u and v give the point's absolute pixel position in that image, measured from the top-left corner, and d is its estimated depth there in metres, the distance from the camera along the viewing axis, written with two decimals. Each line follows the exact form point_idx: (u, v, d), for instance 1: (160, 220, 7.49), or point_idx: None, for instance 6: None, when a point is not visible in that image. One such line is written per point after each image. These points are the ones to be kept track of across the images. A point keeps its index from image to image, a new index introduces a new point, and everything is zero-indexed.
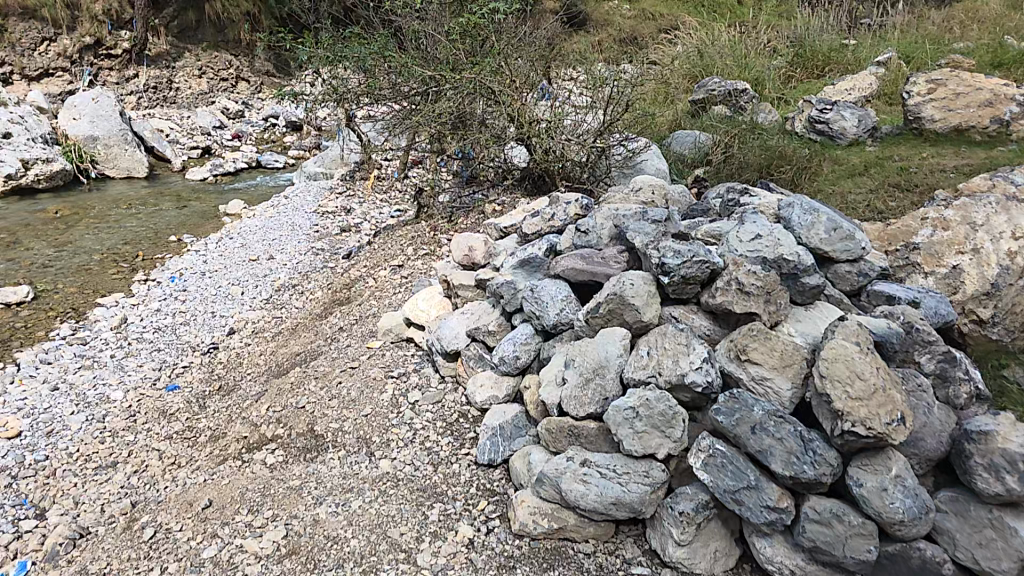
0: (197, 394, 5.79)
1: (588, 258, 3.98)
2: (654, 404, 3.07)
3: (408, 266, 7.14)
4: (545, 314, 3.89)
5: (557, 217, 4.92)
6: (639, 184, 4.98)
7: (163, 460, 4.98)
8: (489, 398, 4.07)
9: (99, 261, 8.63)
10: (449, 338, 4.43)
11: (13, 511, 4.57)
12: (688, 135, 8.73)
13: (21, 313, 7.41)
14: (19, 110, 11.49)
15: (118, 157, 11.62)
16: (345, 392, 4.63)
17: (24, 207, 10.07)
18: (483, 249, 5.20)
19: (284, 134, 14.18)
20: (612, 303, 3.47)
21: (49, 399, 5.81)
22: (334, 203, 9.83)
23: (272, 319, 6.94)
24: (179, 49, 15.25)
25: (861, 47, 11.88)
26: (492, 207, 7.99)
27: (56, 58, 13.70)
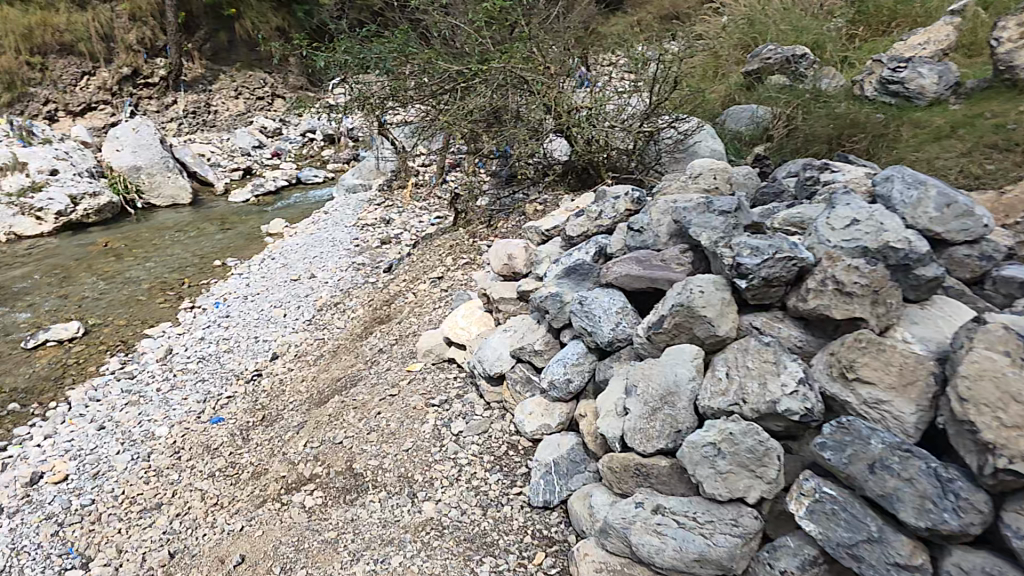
0: (241, 426, 5.44)
1: (645, 262, 3.42)
2: (741, 440, 2.51)
3: (449, 278, 6.74)
4: (598, 330, 3.37)
5: (604, 215, 4.38)
6: (700, 167, 4.35)
7: (206, 501, 4.51)
8: (541, 428, 3.57)
9: (148, 291, 8.57)
10: (492, 361, 3.97)
11: (58, 561, 4.19)
12: (745, 109, 7.95)
13: (73, 348, 7.27)
14: (65, 146, 11.69)
15: (163, 185, 11.72)
16: (384, 424, 4.21)
17: (75, 241, 10.15)
18: (524, 257, 4.72)
19: (323, 148, 14.12)
20: (679, 317, 2.91)
21: (97, 438, 5.46)
22: (373, 214, 9.56)
23: (313, 340, 6.65)
24: (217, 72, 15.63)
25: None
26: (533, 207, 7.49)
27: (97, 91, 13.97)
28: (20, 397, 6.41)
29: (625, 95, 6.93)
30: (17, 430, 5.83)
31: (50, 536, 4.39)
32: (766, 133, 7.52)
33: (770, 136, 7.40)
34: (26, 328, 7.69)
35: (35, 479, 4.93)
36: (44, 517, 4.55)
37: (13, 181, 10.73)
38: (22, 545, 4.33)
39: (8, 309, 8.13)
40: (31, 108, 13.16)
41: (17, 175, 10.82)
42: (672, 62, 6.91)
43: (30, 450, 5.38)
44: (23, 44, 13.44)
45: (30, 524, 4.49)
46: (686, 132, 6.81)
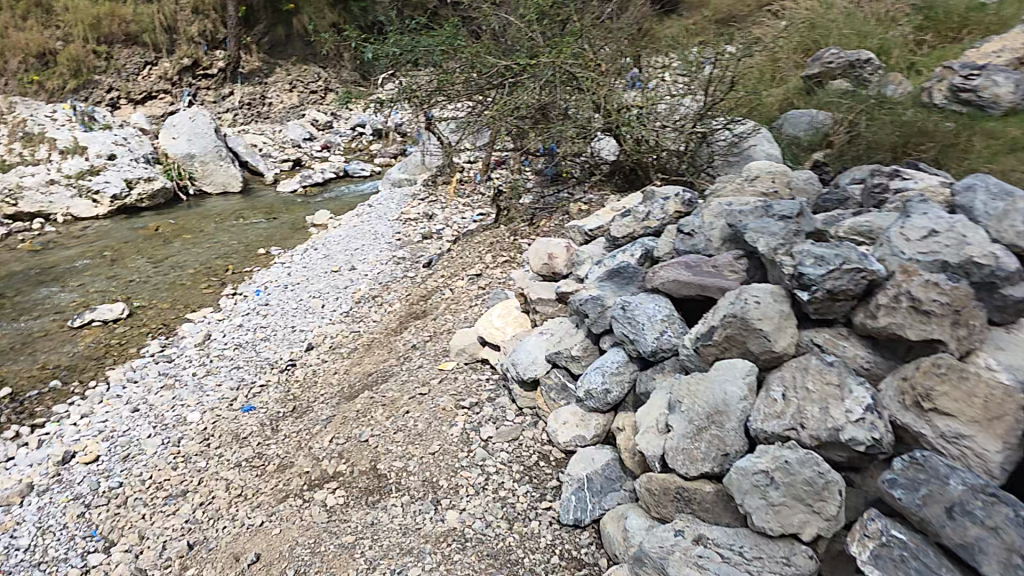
0: (271, 416, 5.38)
1: (695, 267, 3.18)
2: (797, 470, 2.25)
3: (487, 276, 6.57)
4: (640, 338, 3.13)
5: (653, 216, 4.14)
6: (757, 169, 4.10)
7: (230, 491, 4.45)
8: (575, 439, 3.36)
9: (192, 276, 8.68)
10: (526, 365, 3.77)
11: (82, 543, 4.22)
12: (803, 114, 7.53)
13: (117, 329, 7.39)
14: (123, 133, 12.05)
15: (215, 173, 11.89)
16: (411, 424, 4.06)
17: (127, 225, 10.39)
18: (565, 257, 4.53)
19: (371, 142, 14.20)
20: (731, 329, 2.65)
21: (130, 420, 5.51)
22: (416, 209, 9.49)
23: (349, 333, 6.57)
24: (272, 64, 15.91)
25: (1003, 6, 9.90)
26: (578, 206, 7.27)
27: (158, 80, 14.37)
28: (63, 374, 6.56)
29: (680, 95, 6.63)
30: (58, 407, 5.94)
31: (75, 517, 4.43)
32: (827, 139, 7.11)
33: (831, 142, 7.00)
34: (74, 307, 7.88)
35: (67, 458, 5.04)
36: (72, 497, 4.62)
37: (72, 164, 11.08)
38: (48, 523, 4.40)
39: (59, 288, 8.36)
40: (94, 94, 13.65)
41: (76, 159, 11.18)
42: (731, 61, 6.59)
43: (68, 429, 5.49)
44: (89, 33, 13.89)
45: (58, 504, 4.56)
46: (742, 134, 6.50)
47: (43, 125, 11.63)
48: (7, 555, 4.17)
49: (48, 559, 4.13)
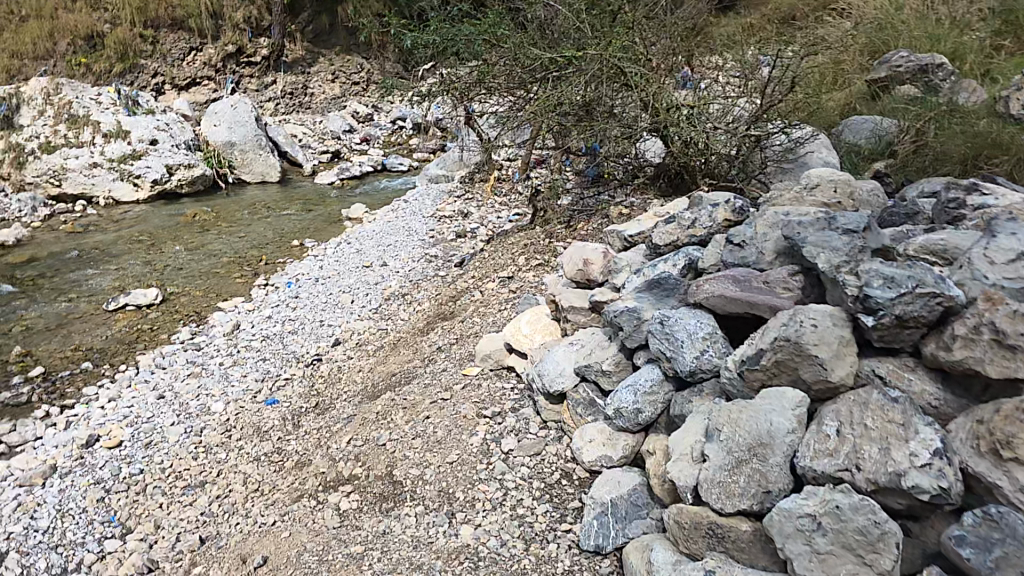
0: (294, 410, 5.30)
1: (744, 283, 2.98)
2: (849, 517, 2.00)
3: (519, 279, 6.38)
4: (679, 356, 2.95)
5: (699, 224, 3.91)
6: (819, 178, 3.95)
7: (247, 486, 4.34)
8: (601, 459, 3.16)
9: (226, 264, 8.72)
10: (553, 375, 3.58)
11: (100, 529, 4.11)
12: (863, 121, 7.19)
13: (149, 314, 7.44)
14: (166, 118, 12.20)
15: (254, 162, 12.03)
16: (431, 430, 3.90)
17: (168, 211, 10.54)
18: (601, 262, 4.32)
19: (412, 137, 14.26)
20: (781, 353, 2.44)
21: (155, 407, 5.49)
22: (452, 206, 9.40)
23: (376, 330, 6.47)
24: (317, 55, 16.07)
25: None
26: (618, 210, 7.03)
27: (202, 67, 14.65)
28: (95, 357, 6.62)
29: (733, 98, 6.40)
30: (87, 389, 5.98)
31: (96, 501, 4.34)
32: (888, 150, 6.71)
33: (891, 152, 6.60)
34: (110, 290, 7.98)
35: (92, 441, 5.00)
36: (93, 482, 4.54)
37: (115, 147, 11.28)
38: (69, 506, 4.31)
39: (97, 270, 8.49)
40: (140, 79, 13.98)
41: (119, 142, 11.36)
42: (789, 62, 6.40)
43: (94, 412, 5.51)
44: (136, 17, 14.16)
45: (78, 487, 4.48)
46: (799, 140, 6.32)
47: (89, 107, 11.76)
48: (25, 536, 4.06)
49: (65, 542, 4.03)
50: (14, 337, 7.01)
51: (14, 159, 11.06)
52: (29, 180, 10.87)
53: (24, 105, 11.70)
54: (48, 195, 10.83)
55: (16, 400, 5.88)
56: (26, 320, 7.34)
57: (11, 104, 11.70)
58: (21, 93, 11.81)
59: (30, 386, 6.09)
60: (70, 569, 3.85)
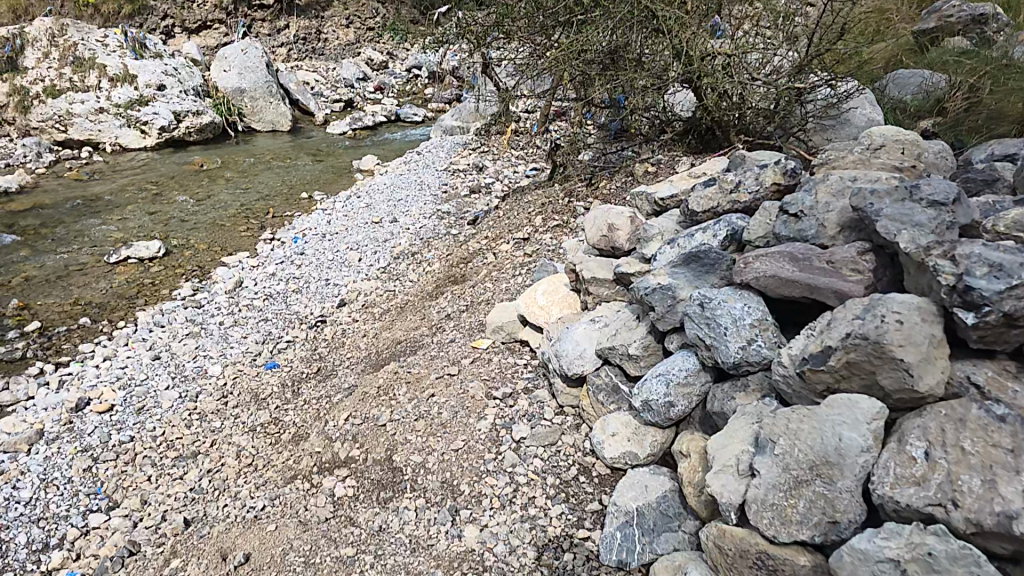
0: (294, 376, 4.97)
1: (802, 261, 2.53)
2: (945, 568, 1.60)
3: (535, 240, 5.92)
4: (721, 345, 2.55)
5: (743, 188, 3.43)
6: (877, 137, 3.64)
7: (239, 460, 4.02)
8: (624, 456, 2.79)
9: (232, 216, 8.34)
10: (572, 358, 3.21)
11: (85, 500, 3.83)
12: (912, 75, 6.59)
13: (151, 268, 7.12)
14: (174, 63, 11.77)
15: (265, 110, 11.60)
16: (436, 412, 3.55)
17: (174, 159, 10.13)
18: (627, 230, 3.87)
19: (426, 87, 13.74)
20: (855, 354, 2.04)
21: (149, 368, 5.20)
22: (467, 159, 8.94)
23: (384, 291, 6.10)
24: (329, 0, 15.53)
25: None
26: (644, 166, 6.46)
27: (213, 9, 14.04)
28: (93, 312, 6.32)
29: (775, 45, 5.82)
30: (84, 346, 5.71)
31: (82, 471, 4.06)
32: (939, 105, 6.05)
33: (943, 109, 5.96)
34: (112, 241, 7.64)
35: (81, 405, 4.74)
36: (80, 450, 4.26)
37: (121, 92, 10.82)
38: (52, 477, 4.02)
39: (100, 220, 8.15)
40: (149, 21, 13.41)
41: (125, 88, 10.91)
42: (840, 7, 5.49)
43: (89, 371, 5.24)
44: None
45: (65, 455, 4.22)
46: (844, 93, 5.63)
47: (95, 49, 11.15)
48: (5, 508, 3.78)
49: (48, 516, 3.73)
50: (11, 289, 6.71)
51: (17, 102, 10.61)
52: (34, 125, 10.45)
53: (27, 45, 11.07)
54: (54, 141, 10.44)
55: (10, 355, 5.62)
56: (26, 270, 7.04)
57: (14, 43, 11.01)
58: (25, 33, 11.14)
59: (25, 341, 5.83)
60: (52, 544, 3.55)
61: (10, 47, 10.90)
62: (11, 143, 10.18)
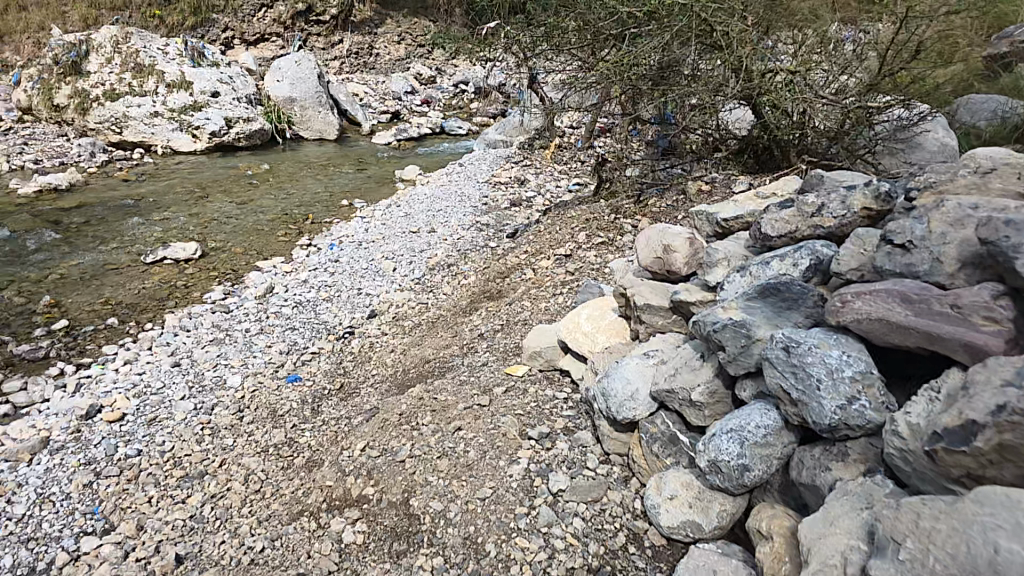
0: (316, 393, 4.60)
1: (919, 302, 1.95)
2: None
3: (577, 258, 5.48)
4: (812, 402, 2.01)
5: (828, 211, 2.82)
6: (986, 158, 2.82)
7: (248, 486, 3.67)
8: (685, 526, 2.33)
9: (271, 223, 8.07)
10: (623, 399, 2.74)
11: (81, 521, 3.52)
12: (986, 100, 5.88)
13: (186, 271, 6.90)
14: (231, 72, 11.81)
15: (313, 119, 11.53)
16: (462, 450, 3.17)
17: (222, 162, 10.05)
18: (686, 251, 3.40)
19: (471, 102, 13.54)
20: (1012, 435, 1.48)
21: (167, 376, 4.91)
22: (509, 172, 8.57)
23: (416, 304, 5.73)
24: (382, 18, 15.73)
25: None
26: (697, 185, 5.95)
27: (272, 23, 14.14)
28: (122, 313, 6.10)
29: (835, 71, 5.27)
30: (108, 348, 5.47)
31: (82, 486, 3.77)
32: (1018, 132, 5.40)
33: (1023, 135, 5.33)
34: (150, 241, 7.49)
35: (92, 413, 4.47)
36: (83, 462, 3.98)
37: (177, 98, 10.76)
38: (50, 492, 3.73)
39: (143, 220, 8.02)
40: (210, 32, 13.42)
41: (181, 94, 10.84)
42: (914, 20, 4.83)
43: (108, 376, 4.97)
44: None
45: (66, 468, 3.93)
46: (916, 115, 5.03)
47: (155, 56, 11.24)
48: None
49: (40, 536, 3.42)
50: (45, 287, 6.52)
51: (77, 104, 10.57)
52: (91, 126, 10.42)
53: (92, 52, 11.16)
54: (109, 143, 10.34)
55: (34, 354, 5.40)
56: (65, 268, 6.88)
57: (80, 50, 11.11)
58: (91, 40, 11.26)
59: (51, 341, 5.60)
60: (39, 569, 3.24)
61: (76, 53, 10.99)
62: (67, 143, 10.09)
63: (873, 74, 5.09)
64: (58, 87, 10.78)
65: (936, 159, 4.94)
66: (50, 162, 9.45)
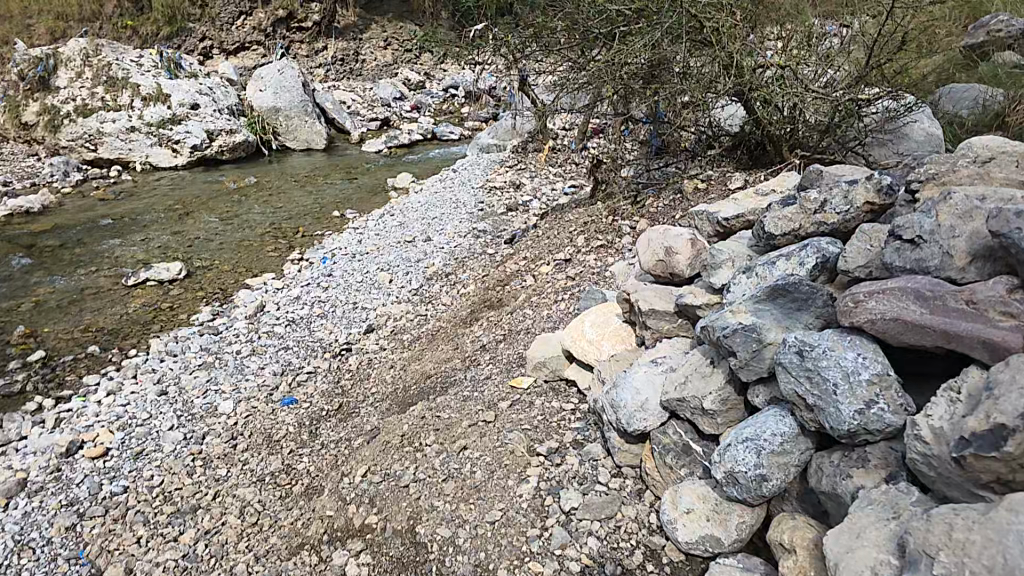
0: (314, 414, 4.52)
1: (934, 299, 1.86)
2: None
3: (577, 262, 5.42)
4: (829, 407, 1.93)
5: (831, 207, 2.75)
6: (984, 149, 2.75)
7: (245, 519, 3.57)
8: (704, 540, 2.26)
9: (260, 238, 8.00)
10: (633, 411, 2.68)
11: (63, 566, 3.44)
12: (967, 90, 5.85)
13: (172, 291, 6.83)
14: (210, 82, 11.70)
15: (299, 128, 11.51)
16: (468, 471, 3.14)
17: (204, 179, 9.95)
18: (688, 252, 3.34)
19: (462, 106, 13.49)
20: None
21: (154, 407, 4.81)
22: (503, 176, 8.51)
23: (415, 316, 5.67)
24: (367, 22, 15.62)
25: None
26: (693, 182, 5.85)
27: (251, 31, 14.06)
28: (104, 339, 6.03)
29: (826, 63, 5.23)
30: (89, 378, 5.38)
31: (63, 530, 3.68)
32: (1000, 119, 5.33)
33: (1006, 121, 5.27)
34: (132, 263, 7.41)
35: (72, 450, 4.37)
36: (64, 504, 3.89)
37: (153, 111, 10.68)
38: (28, 538, 3.64)
39: (121, 241, 7.94)
40: (187, 43, 13.36)
41: (158, 107, 10.76)
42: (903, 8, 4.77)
43: (88, 409, 4.88)
44: None
45: (46, 511, 3.83)
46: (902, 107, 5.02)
47: (129, 69, 11.10)
48: None
49: None
50: (19, 315, 6.45)
51: (47, 122, 10.58)
52: (64, 144, 10.39)
53: (60, 66, 11.10)
54: (82, 160, 10.35)
55: (7, 390, 5.30)
56: (38, 293, 6.83)
57: (46, 63, 11.06)
58: (58, 53, 11.20)
59: (26, 373, 5.53)
60: None
61: (43, 68, 10.97)
62: (39, 163, 10.08)
63: (861, 66, 5.11)
64: (26, 104, 10.83)
65: (925, 148, 4.95)
66: (21, 183, 9.43)
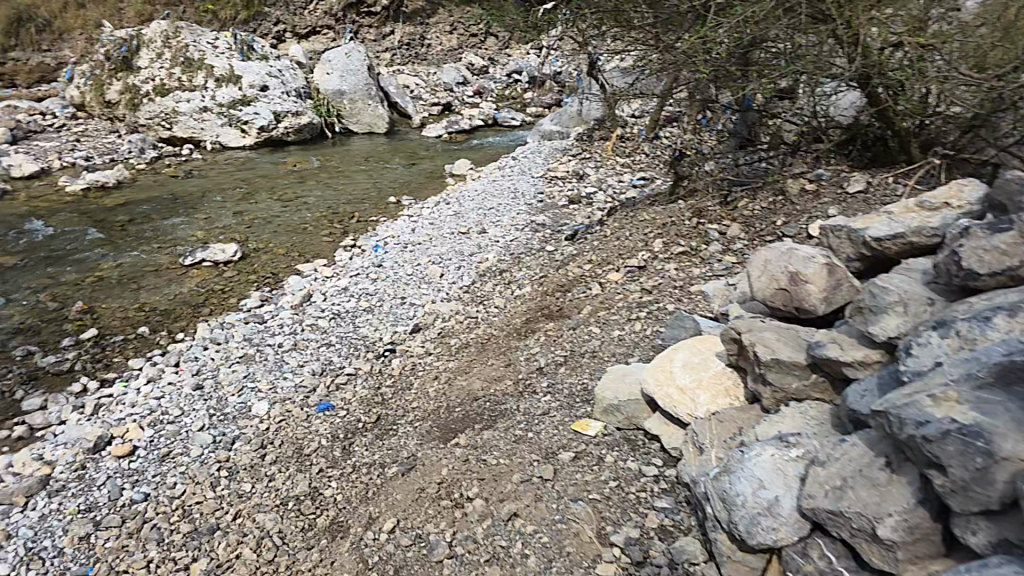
0: (349, 425, 3.88)
1: None
2: None
3: (653, 271, 4.61)
4: None
5: None
6: None
7: (258, 554, 2.98)
8: None
9: (315, 220, 7.49)
10: (756, 513, 1.97)
11: None
12: None
13: (224, 273, 6.35)
14: (279, 64, 11.18)
15: (363, 112, 10.97)
16: (518, 555, 2.44)
17: (268, 159, 9.55)
18: (822, 283, 2.60)
19: (525, 92, 12.73)
20: None
21: (186, 402, 4.25)
22: (567, 166, 7.71)
23: (464, 317, 4.95)
24: (434, 7, 14.71)
25: None
26: (798, 183, 4.91)
27: (323, 16, 13.74)
28: (155, 319, 5.57)
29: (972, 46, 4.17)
30: (134, 361, 4.91)
31: (76, 540, 3.17)
32: None
33: None
34: (193, 241, 6.98)
35: (100, 445, 3.84)
36: (81, 509, 3.37)
37: (226, 91, 10.28)
38: (40, 546, 3.15)
39: (185, 220, 7.49)
40: (262, 27, 13.25)
41: (229, 89, 10.33)
42: None
43: (128, 396, 4.38)
44: None
45: (60, 516, 3.32)
46: None
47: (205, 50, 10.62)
48: None
49: None
50: (82, 288, 6.08)
51: (127, 100, 10.29)
52: (142, 122, 10.09)
53: (143, 47, 10.67)
54: (160, 139, 10.01)
55: (58, 366, 4.91)
56: (103, 269, 6.43)
57: (131, 45, 10.71)
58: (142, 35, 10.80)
59: (77, 351, 5.11)
60: None
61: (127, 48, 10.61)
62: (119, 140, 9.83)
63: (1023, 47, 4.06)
64: (110, 83, 10.48)
65: None
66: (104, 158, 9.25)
